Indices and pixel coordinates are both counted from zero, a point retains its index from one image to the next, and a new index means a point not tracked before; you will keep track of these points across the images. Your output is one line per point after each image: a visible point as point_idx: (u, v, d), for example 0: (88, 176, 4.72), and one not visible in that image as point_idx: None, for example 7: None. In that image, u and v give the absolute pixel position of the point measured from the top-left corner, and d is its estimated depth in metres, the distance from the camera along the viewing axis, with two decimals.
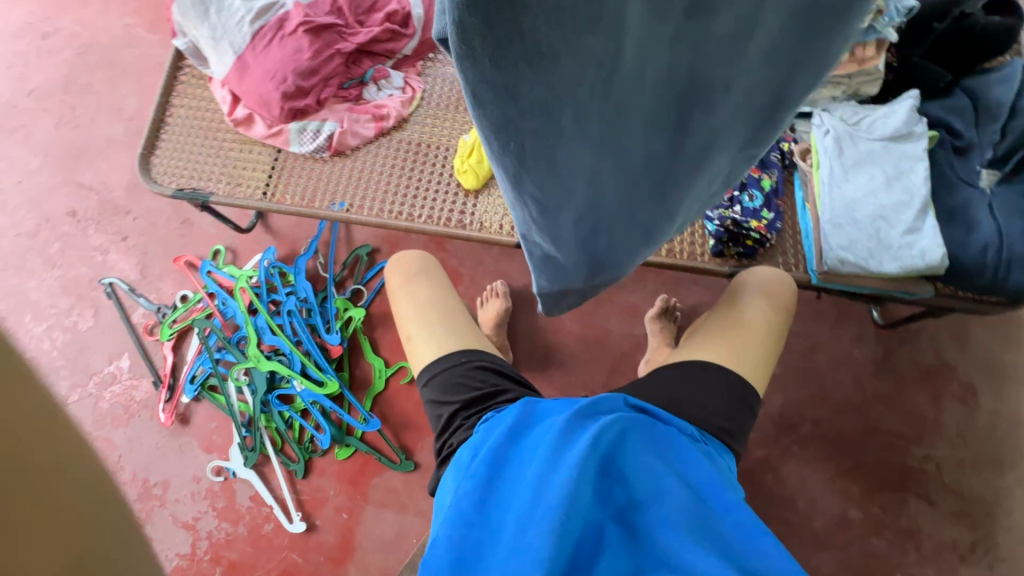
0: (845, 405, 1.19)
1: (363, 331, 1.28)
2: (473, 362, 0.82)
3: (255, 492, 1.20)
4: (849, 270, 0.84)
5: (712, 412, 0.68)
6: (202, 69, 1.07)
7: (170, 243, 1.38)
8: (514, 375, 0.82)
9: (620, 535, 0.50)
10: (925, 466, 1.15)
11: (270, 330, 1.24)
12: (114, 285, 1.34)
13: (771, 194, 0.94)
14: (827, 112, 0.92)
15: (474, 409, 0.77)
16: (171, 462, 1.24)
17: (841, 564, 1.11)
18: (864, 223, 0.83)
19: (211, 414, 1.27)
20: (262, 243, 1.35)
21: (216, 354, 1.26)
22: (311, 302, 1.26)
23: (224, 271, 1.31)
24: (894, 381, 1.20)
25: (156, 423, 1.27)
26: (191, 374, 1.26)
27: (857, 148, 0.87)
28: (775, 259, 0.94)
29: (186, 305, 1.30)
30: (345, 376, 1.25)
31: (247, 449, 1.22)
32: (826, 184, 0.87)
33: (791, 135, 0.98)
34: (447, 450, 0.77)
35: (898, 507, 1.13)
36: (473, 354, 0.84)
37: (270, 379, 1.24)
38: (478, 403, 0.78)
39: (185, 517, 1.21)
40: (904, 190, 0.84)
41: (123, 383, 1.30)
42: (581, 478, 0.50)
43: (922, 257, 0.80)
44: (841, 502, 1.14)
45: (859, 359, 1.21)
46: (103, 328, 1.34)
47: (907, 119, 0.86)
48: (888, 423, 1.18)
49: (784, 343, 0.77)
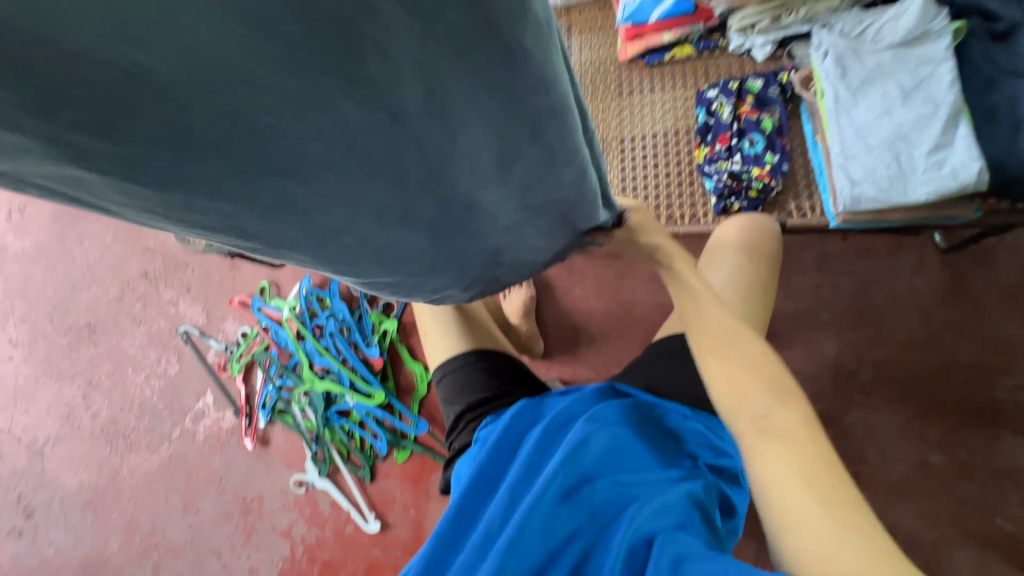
0: (913, 342, 1.07)
1: (400, 341, 1.35)
2: (483, 362, 0.85)
3: (333, 499, 1.32)
4: (869, 207, 0.73)
5: (704, 383, 0.74)
6: None
7: (225, 288, 1.53)
8: (522, 371, 0.85)
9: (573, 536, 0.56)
10: (1018, 397, 1.02)
11: (318, 352, 1.35)
12: (188, 332, 1.52)
13: (773, 135, 0.86)
14: (826, 28, 0.82)
15: (479, 409, 0.80)
16: (261, 480, 1.40)
17: (927, 515, 1.01)
18: (880, 148, 0.73)
19: (286, 434, 1.41)
20: (298, 273, 1.46)
21: (279, 381, 1.40)
22: (349, 321, 1.35)
23: (272, 305, 1.43)
24: (971, 308, 1.06)
25: (243, 447, 1.43)
26: (262, 401, 1.41)
27: (863, 64, 0.77)
28: (787, 206, 0.84)
29: (247, 341, 1.45)
30: (391, 385, 1.32)
31: (319, 461, 1.34)
32: (832, 112, 0.77)
33: (790, 64, 0.88)
34: (455, 450, 0.81)
35: (990, 447, 1.01)
36: (484, 353, 0.87)
37: (327, 396, 1.36)
38: (484, 403, 0.80)
39: (281, 526, 1.36)
40: (926, 101, 0.72)
41: (212, 416, 1.48)
42: (548, 480, 0.58)
43: (955, 177, 0.69)
44: (919, 449, 1.04)
45: (923, 289, 1.08)
46: (187, 370, 1.52)
47: (922, 16, 0.74)
48: (968, 355, 1.05)
49: (770, 300, 0.79)
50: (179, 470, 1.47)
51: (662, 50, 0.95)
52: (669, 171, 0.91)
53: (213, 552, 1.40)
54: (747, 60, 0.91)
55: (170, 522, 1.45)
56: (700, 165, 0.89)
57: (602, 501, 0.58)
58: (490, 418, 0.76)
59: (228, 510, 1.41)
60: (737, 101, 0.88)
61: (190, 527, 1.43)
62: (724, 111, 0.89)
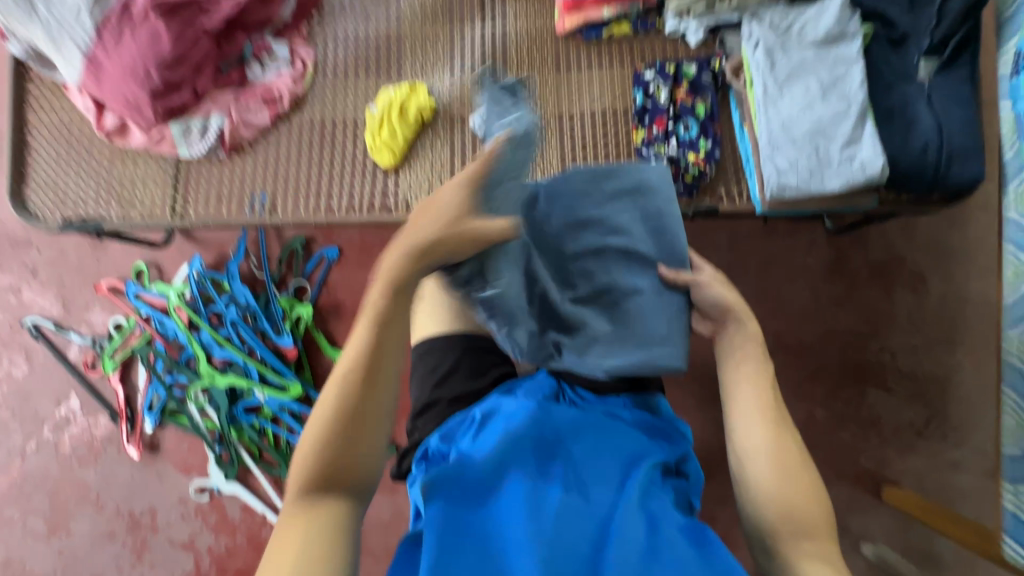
0: (804, 313, 1.22)
1: (316, 327, 1.22)
2: (477, 345, 0.74)
3: (246, 502, 1.20)
4: (792, 195, 0.79)
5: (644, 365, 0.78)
6: (51, 77, 0.92)
7: (85, 272, 1.27)
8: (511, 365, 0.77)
9: (564, 557, 0.51)
10: (881, 357, 1.20)
11: (217, 343, 1.18)
12: (38, 326, 1.25)
13: (706, 121, 0.88)
14: (756, 20, 0.85)
15: (464, 401, 0.70)
16: (153, 490, 1.23)
17: (811, 460, 1.18)
18: (803, 141, 0.79)
19: (181, 436, 1.24)
20: (186, 254, 1.26)
21: (169, 379, 1.21)
22: (254, 307, 1.19)
23: (153, 291, 1.22)
24: (848, 282, 1.22)
25: (126, 456, 1.24)
26: (148, 403, 1.21)
27: (789, 59, 0.81)
28: (718, 191, 0.88)
29: (122, 333, 1.23)
30: (309, 376, 1.20)
31: (226, 464, 1.20)
32: (761, 103, 0.81)
33: (721, 51, 0.90)
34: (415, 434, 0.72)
35: (859, 400, 1.19)
36: (478, 336, 0.75)
37: (231, 392, 1.20)
38: (470, 396, 0.70)
39: (181, 538, 1.21)
40: (840, 98, 0.79)
41: (79, 423, 1.25)
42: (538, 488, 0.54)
43: (863, 171, 0.76)
44: (807, 406, 1.20)
45: (813, 266, 1.23)
46: (41, 371, 1.26)
47: (840, 18, 0.80)
48: (845, 323, 1.21)
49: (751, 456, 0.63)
50: (40, 490, 1.24)
51: (600, 26, 0.94)
52: (606, 157, 0.91)
53: None
54: (680, 43, 0.93)
55: (31, 551, 1.22)
56: (638, 148, 0.89)
57: (581, 505, 0.54)
58: (456, 414, 0.67)
59: (110, 528, 1.22)
60: (673, 85, 0.89)
61: (60, 554, 1.22)
62: (661, 95, 0.89)
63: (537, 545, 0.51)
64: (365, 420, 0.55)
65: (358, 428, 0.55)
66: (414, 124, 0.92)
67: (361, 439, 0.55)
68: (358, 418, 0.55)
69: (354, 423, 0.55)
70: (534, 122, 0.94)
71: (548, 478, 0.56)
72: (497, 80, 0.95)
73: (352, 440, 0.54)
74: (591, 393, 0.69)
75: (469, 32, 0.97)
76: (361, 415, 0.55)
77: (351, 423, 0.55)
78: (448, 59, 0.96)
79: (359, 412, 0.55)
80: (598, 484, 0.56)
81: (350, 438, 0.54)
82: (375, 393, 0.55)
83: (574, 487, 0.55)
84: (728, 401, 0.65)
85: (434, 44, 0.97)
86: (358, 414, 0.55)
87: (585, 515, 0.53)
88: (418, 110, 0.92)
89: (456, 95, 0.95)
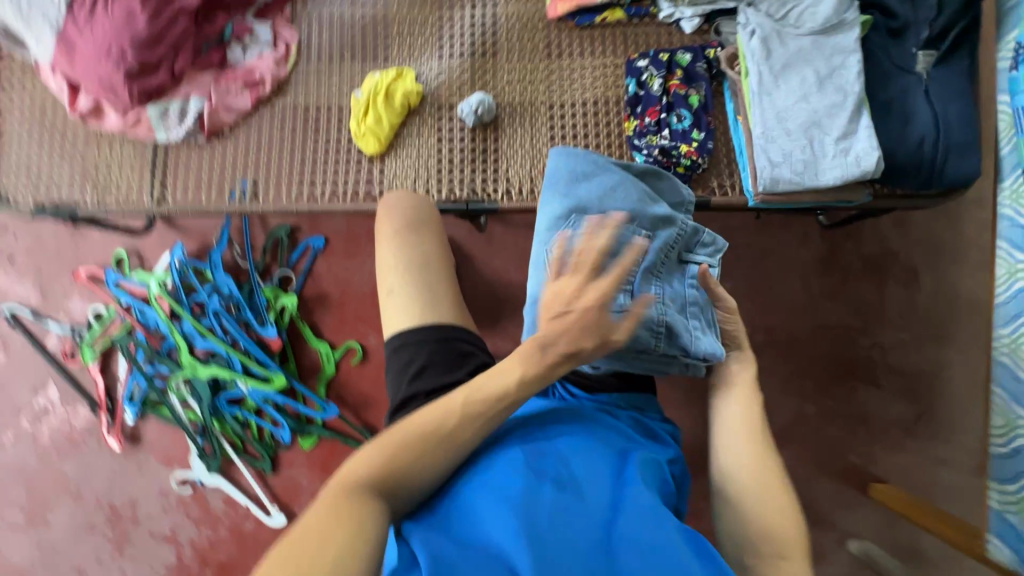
0: (796, 308, 1.21)
1: (301, 318, 1.20)
2: (457, 340, 0.72)
3: (228, 495, 1.18)
4: (785, 189, 0.77)
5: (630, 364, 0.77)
6: (23, 56, 0.89)
7: (64, 259, 1.24)
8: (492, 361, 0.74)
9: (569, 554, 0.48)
10: (872, 353, 1.19)
11: (199, 334, 1.15)
12: (15, 314, 1.22)
13: (700, 111, 0.86)
14: (752, 8, 0.83)
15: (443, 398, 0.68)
16: (133, 482, 1.21)
17: (801, 456, 1.18)
18: (797, 133, 0.77)
19: (162, 428, 1.21)
20: (168, 241, 1.23)
21: (149, 369, 1.18)
22: (238, 297, 1.16)
23: (134, 279, 1.19)
24: (841, 278, 1.21)
25: (106, 447, 1.21)
26: (128, 393, 1.19)
27: (785, 49, 0.79)
28: (710, 184, 0.86)
29: (102, 322, 1.20)
30: (293, 368, 1.18)
31: (208, 456, 1.18)
32: (756, 93, 0.79)
33: (716, 41, 0.88)
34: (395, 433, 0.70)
35: (849, 396, 1.19)
36: (458, 331, 0.73)
37: (214, 384, 1.17)
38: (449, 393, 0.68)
39: (162, 530, 1.19)
40: (837, 90, 0.77)
41: (58, 414, 1.22)
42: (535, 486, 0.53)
43: (858, 164, 0.75)
44: (797, 401, 1.19)
45: (806, 260, 1.22)
46: (18, 360, 1.23)
47: (837, 8, 0.79)
48: (837, 319, 1.20)
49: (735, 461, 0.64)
50: (18, 481, 1.21)
51: (593, 12, 0.91)
52: (597, 147, 0.89)
53: (72, 570, 1.19)
54: (675, 31, 0.91)
55: (9, 543, 1.20)
56: (630, 138, 0.87)
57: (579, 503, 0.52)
58: None
59: (90, 520, 1.20)
60: (667, 74, 0.87)
61: (38, 546, 1.20)
62: (654, 84, 0.87)
63: (527, 536, 0.48)
64: (408, 439, 0.55)
65: (411, 443, 0.55)
66: (401, 110, 0.89)
67: (398, 453, 0.54)
68: (409, 435, 0.55)
69: (392, 441, 0.55)
70: (524, 110, 0.91)
71: (540, 476, 0.54)
72: (486, 66, 0.93)
73: (401, 453, 0.54)
74: (581, 390, 0.69)
75: (458, 16, 0.94)
76: (403, 432, 0.55)
77: (410, 437, 0.55)
78: (436, 43, 0.93)
79: (419, 429, 0.55)
80: (591, 480, 0.54)
81: (405, 448, 0.54)
82: (429, 414, 0.57)
83: (567, 486, 0.53)
84: (714, 422, 0.66)
85: (423, 28, 0.94)
86: (406, 433, 0.55)
87: (582, 512, 0.51)
88: (404, 96, 0.89)
89: (445, 81, 0.92)
